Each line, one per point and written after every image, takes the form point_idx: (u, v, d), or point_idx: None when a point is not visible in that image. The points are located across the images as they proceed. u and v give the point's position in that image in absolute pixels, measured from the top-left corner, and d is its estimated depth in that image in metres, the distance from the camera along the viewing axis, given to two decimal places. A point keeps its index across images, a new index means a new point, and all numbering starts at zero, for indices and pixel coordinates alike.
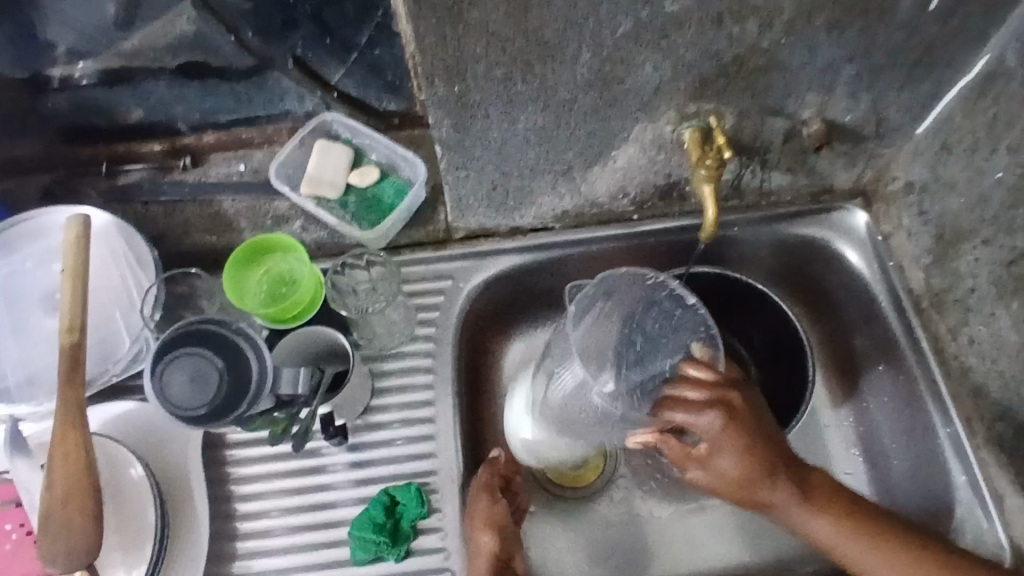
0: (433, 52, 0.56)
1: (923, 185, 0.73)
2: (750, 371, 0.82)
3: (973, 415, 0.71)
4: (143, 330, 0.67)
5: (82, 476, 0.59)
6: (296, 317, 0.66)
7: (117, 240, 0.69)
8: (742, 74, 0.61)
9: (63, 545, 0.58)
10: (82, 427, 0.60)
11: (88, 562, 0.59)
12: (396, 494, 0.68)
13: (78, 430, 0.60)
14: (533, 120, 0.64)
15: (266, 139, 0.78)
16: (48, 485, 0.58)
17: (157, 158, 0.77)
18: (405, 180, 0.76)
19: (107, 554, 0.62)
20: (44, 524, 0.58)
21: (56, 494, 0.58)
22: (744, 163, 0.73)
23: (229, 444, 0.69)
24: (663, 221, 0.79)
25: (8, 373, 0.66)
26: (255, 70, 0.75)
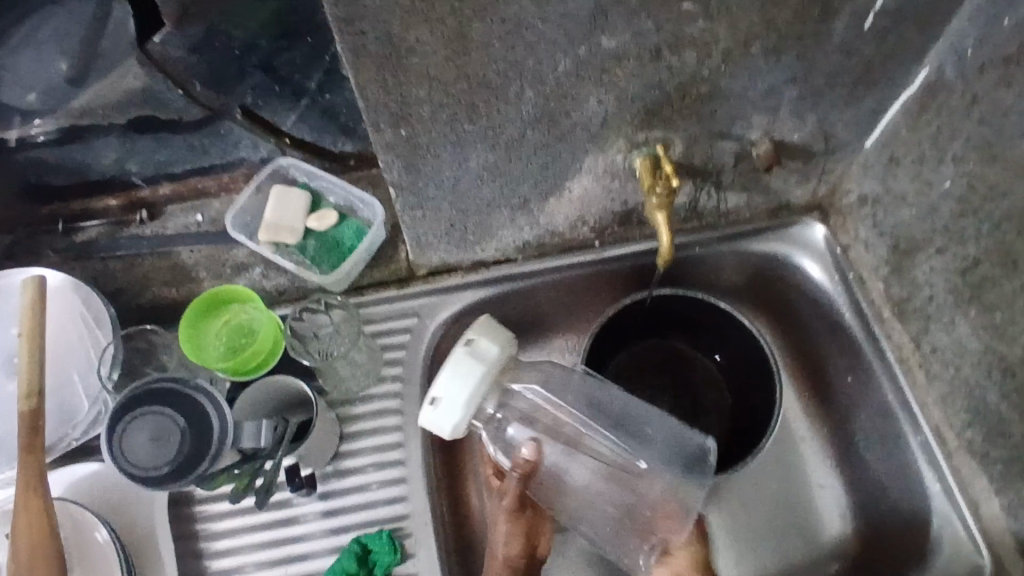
0: (377, 98, 0.56)
1: (875, 198, 0.74)
2: (719, 385, 0.84)
3: (942, 422, 0.72)
4: (101, 391, 0.66)
5: (47, 545, 0.58)
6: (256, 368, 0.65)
7: (76, 300, 0.68)
8: (687, 101, 0.62)
9: None
10: (45, 495, 0.59)
11: None
12: (368, 542, 0.67)
13: (41, 498, 0.59)
14: (485, 158, 0.64)
15: (222, 187, 0.77)
16: (14, 555, 0.58)
17: (114, 213, 0.76)
18: (364, 221, 0.76)
19: None
20: None
21: (21, 562, 0.58)
22: (699, 186, 0.74)
23: (197, 500, 0.68)
24: (626, 246, 0.79)
25: None
26: (208, 121, 0.76)
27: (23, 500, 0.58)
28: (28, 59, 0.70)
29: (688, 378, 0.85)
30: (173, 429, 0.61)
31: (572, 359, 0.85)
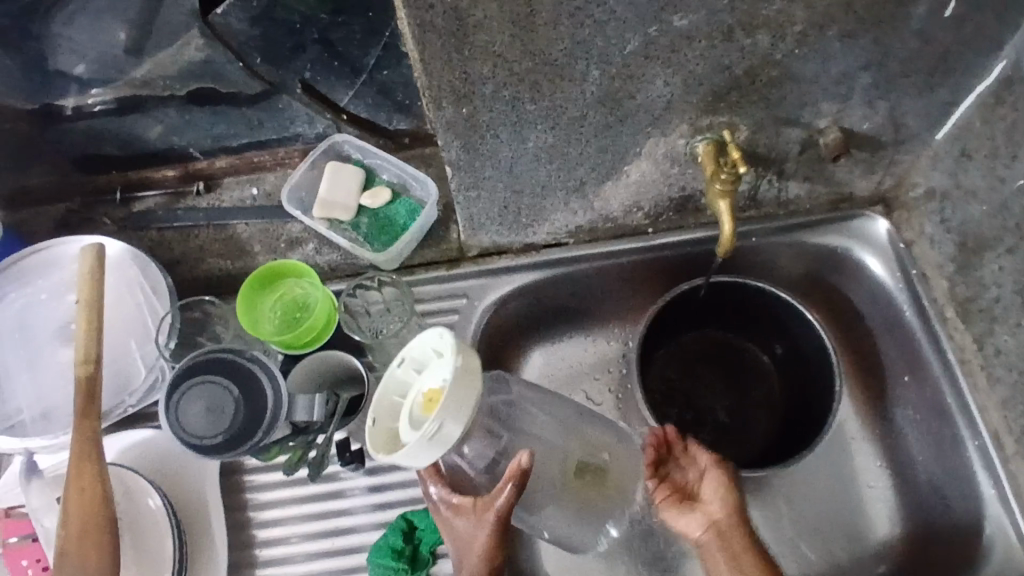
0: (439, 75, 0.55)
1: (943, 192, 0.71)
2: (768, 378, 0.83)
3: (1002, 428, 0.69)
4: (158, 359, 0.67)
5: (99, 511, 0.58)
6: (308, 343, 0.66)
7: (133, 270, 0.69)
8: (755, 86, 0.60)
9: None
10: (100, 462, 0.60)
11: None
12: (414, 519, 0.67)
13: (95, 464, 0.59)
14: (543, 139, 0.63)
15: (278, 162, 0.78)
16: (64, 522, 0.58)
17: (171, 184, 0.78)
18: (417, 200, 0.76)
19: None
20: (60, 560, 0.57)
21: (72, 530, 0.58)
22: (760, 174, 0.72)
23: (247, 471, 0.69)
24: (680, 233, 0.78)
25: (24, 408, 0.65)
26: (264, 96, 0.75)
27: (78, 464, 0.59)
28: (82, 32, 0.67)
29: (736, 371, 0.83)
30: (228, 400, 0.61)
31: (618, 347, 0.84)
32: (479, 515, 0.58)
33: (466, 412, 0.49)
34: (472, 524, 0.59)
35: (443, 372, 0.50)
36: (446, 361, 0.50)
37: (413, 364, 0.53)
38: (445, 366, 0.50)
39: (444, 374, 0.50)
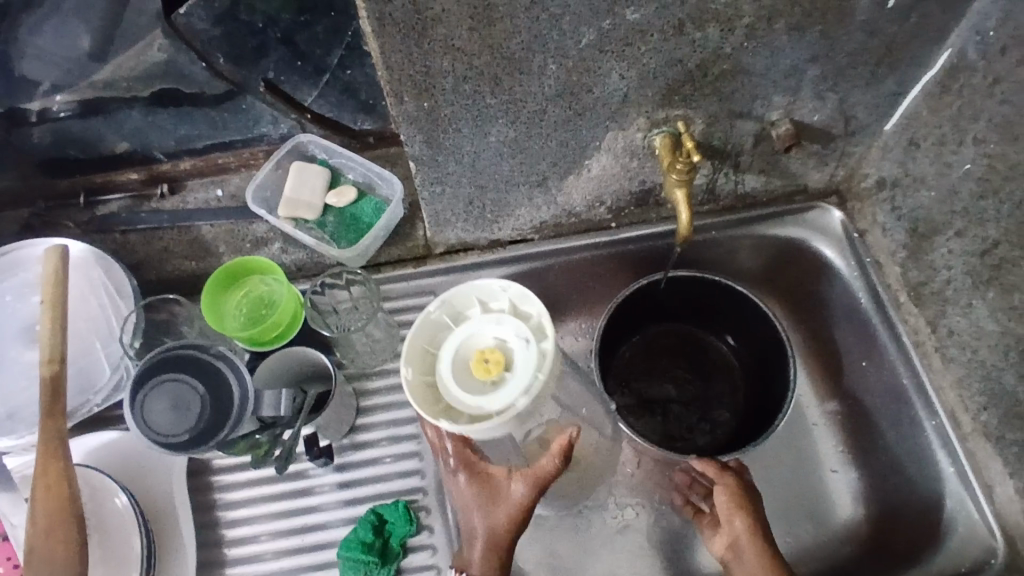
0: (400, 69, 0.56)
1: (894, 181, 0.74)
2: (732, 368, 0.84)
3: (958, 407, 0.71)
4: (122, 359, 0.67)
5: (64, 506, 0.59)
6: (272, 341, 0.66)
7: (98, 270, 0.69)
8: (708, 79, 0.62)
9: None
10: (63, 458, 0.60)
11: None
12: (384, 512, 0.67)
13: (59, 461, 0.60)
14: (504, 133, 0.64)
15: (243, 164, 0.78)
16: (31, 518, 0.59)
17: (135, 186, 0.77)
18: (383, 199, 0.76)
19: None
20: (29, 556, 0.58)
21: (39, 526, 0.58)
22: (717, 167, 0.74)
23: (214, 470, 0.69)
24: (645, 228, 0.79)
25: None
26: (227, 95, 0.75)
27: (42, 491, 0.59)
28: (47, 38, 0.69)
29: (701, 361, 0.85)
30: (192, 396, 0.62)
31: (585, 340, 0.86)
32: (515, 483, 0.62)
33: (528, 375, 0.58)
34: (506, 491, 0.62)
35: (503, 330, 0.60)
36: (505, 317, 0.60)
37: (452, 310, 0.62)
38: (509, 327, 0.59)
39: (501, 329, 0.60)
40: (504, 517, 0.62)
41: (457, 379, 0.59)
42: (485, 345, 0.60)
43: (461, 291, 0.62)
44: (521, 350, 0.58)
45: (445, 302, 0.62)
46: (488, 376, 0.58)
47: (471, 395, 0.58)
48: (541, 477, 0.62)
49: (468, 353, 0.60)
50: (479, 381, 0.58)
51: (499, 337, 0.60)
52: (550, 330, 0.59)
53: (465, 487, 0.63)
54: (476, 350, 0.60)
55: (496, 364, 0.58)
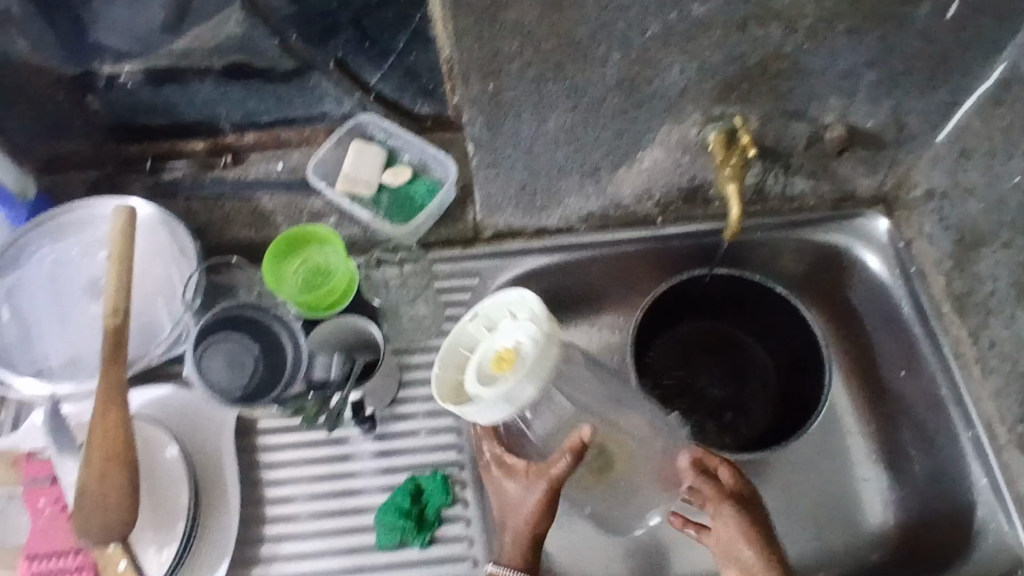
0: (470, 50, 0.58)
1: (943, 192, 0.74)
2: (768, 370, 0.85)
3: (994, 418, 0.72)
4: (183, 315, 0.69)
5: (120, 448, 0.60)
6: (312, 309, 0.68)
7: (163, 231, 0.72)
8: (765, 77, 0.64)
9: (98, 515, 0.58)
10: (123, 404, 0.62)
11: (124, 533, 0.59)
12: (421, 481, 0.69)
13: (119, 406, 0.61)
14: (563, 120, 0.66)
15: (304, 140, 0.80)
16: (87, 459, 0.60)
17: (200, 156, 0.80)
18: (436, 180, 0.79)
19: (140, 531, 0.63)
20: (81, 495, 0.59)
21: (94, 467, 0.59)
22: (767, 167, 0.75)
23: (260, 431, 0.71)
24: (689, 225, 0.81)
25: (53, 353, 0.67)
26: (296, 72, 0.79)
27: (102, 461, 0.59)
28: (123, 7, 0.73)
29: (737, 361, 0.86)
30: (249, 356, 0.66)
31: (621, 335, 0.86)
32: (533, 481, 0.61)
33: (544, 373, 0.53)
34: (524, 489, 0.62)
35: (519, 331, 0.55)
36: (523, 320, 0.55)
37: (484, 321, 0.58)
38: (521, 326, 0.55)
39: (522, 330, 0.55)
40: (529, 513, 0.62)
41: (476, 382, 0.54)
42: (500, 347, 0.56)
43: (494, 301, 0.58)
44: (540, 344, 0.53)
45: (477, 313, 0.58)
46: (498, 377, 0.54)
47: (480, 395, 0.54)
48: (556, 476, 0.59)
49: (486, 359, 0.56)
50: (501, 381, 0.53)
51: (517, 339, 0.55)
52: (552, 316, 0.54)
53: (498, 481, 0.64)
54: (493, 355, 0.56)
55: (514, 361, 0.53)
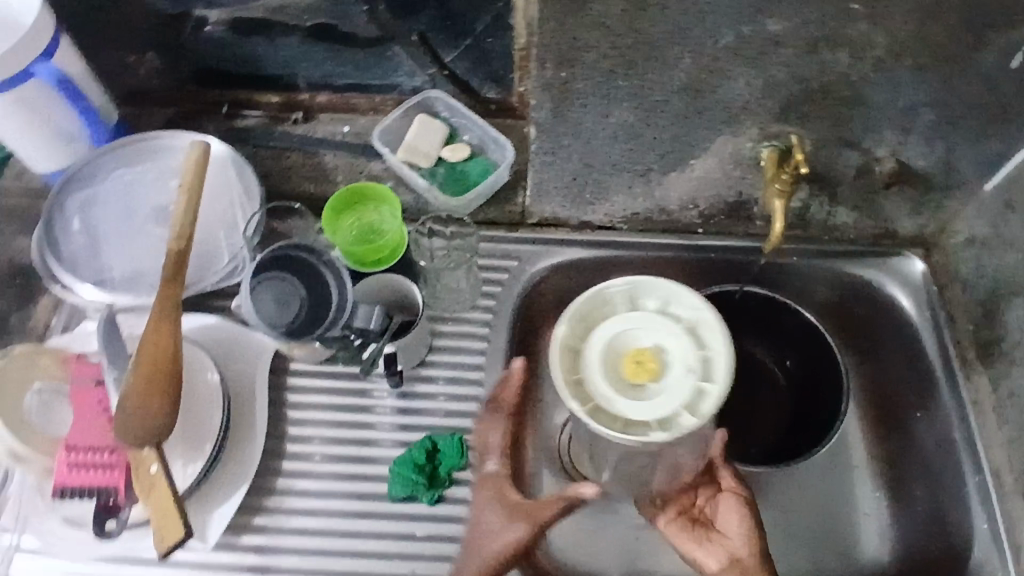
0: (550, 36, 0.62)
1: (982, 241, 0.76)
2: (783, 395, 0.86)
3: (1003, 466, 0.73)
4: (242, 249, 0.74)
5: (166, 363, 0.63)
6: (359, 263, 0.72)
7: (233, 172, 0.76)
8: (826, 102, 0.66)
9: (137, 423, 0.61)
10: (175, 324, 0.65)
11: (157, 443, 0.62)
12: (438, 441, 0.72)
13: (171, 325, 0.64)
14: (625, 116, 0.69)
15: (372, 108, 0.85)
16: (133, 368, 0.62)
17: (272, 109, 0.85)
18: (492, 162, 0.82)
19: (171, 444, 0.67)
20: (123, 401, 0.61)
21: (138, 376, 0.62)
22: (814, 193, 0.77)
23: (292, 371, 0.75)
24: (726, 239, 0.83)
25: (115, 267, 0.72)
26: (378, 41, 0.81)
27: (147, 368, 0.62)
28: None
29: (754, 381, 0.87)
30: (295, 295, 0.69)
31: None
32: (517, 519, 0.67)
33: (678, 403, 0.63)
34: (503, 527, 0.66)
35: (663, 339, 0.66)
36: (679, 331, 0.66)
37: (631, 298, 0.68)
38: (669, 337, 0.66)
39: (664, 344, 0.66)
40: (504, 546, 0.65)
41: (614, 376, 0.65)
42: (639, 348, 0.66)
43: (651, 282, 0.67)
44: (685, 370, 0.64)
45: (630, 285, 0.68)
46: (635, 378, 0.65)
47: (610, 389, 0.64)
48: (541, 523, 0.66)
49: (626, 349, 0.66)
50: (640, 386, 0.64)
51: (659, 344, 0.66)
52: (722, 373, 0.64)
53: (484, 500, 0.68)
54: (633, 348, 0.66)
55: (654, 371, 0.64)
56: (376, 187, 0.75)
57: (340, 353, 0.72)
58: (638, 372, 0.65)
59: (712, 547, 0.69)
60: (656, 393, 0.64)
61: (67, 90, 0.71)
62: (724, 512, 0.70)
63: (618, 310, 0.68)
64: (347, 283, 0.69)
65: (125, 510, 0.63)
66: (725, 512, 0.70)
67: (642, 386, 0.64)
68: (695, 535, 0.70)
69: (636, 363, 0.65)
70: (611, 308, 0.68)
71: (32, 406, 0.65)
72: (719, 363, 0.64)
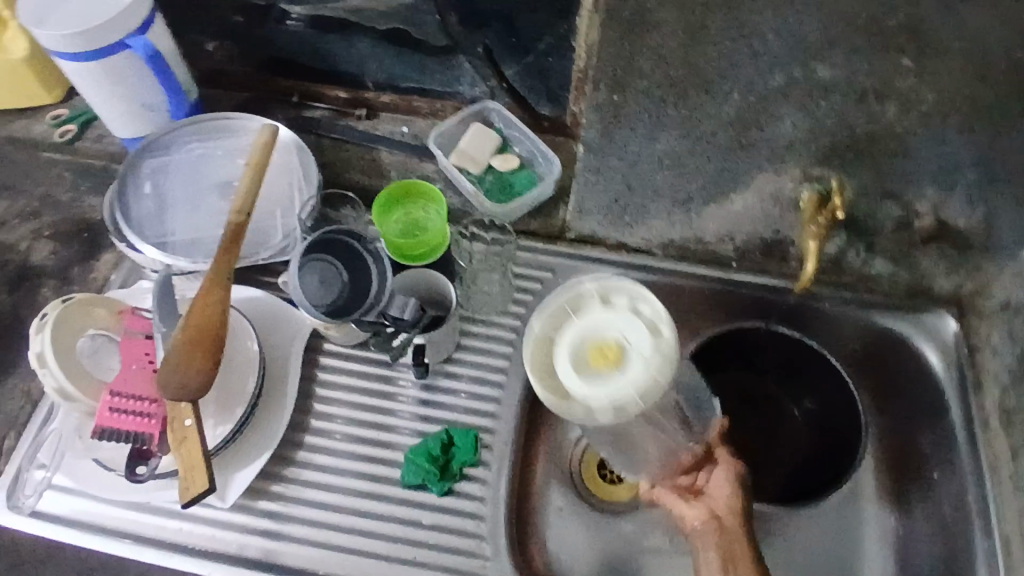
0: (613, 61, 0.69)
1: (1017, 306, 0.76)
2: (800, 437, 0.87)
3: (1014, 536, 0.72)
4: (295, 229, 0.78)
5: (212, 326, 0.66)
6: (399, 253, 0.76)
7: (297, 161, 0.81)
8: (871, 150, 0.69)
9: (177, 379, 0.64)
10: (225, 291, 0.68)
11: (195, 400, 0.65)
12: (455, 435, 0.75)
13: (221, 291, 0.68)
14: (673, 144, 0.73)
15: (432, 111, 0.89)
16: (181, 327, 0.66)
17: (338, 103, 0.90)
18: (538, 175, 0.85)
19: (206, 404, 0.71)
20: (168, 357, 0.65)
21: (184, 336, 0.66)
22: (850, 238, 0.81)
23: (325, 352, 0.79)
24: (763, 277, 0.78)
25: (178, 231, 0.76)
26: (446, 51, 0.87)
27: (194, 328, 0.65)
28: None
29: (773, 420, 0.87)
30: (336, 277, 0.72)
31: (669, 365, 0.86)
32: None
33: (648, 393, 0.53)
34: None
35: (628, 328, 0.56)
36: (640, 323, 0.56)
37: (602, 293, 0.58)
38: (634, 328, 0.56)
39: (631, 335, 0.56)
40: None
41: (571, 374, 0.55)
42: (606, 338, 0.56)
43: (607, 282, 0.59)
44: (650, 355, 0.54)
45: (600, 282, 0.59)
46: (595, 371, 0.54)
47: (572, 380, 0.55)
48: None
49: (580, 343, 0.56)
50: (600, 377, 0.54)
51: (624, 335, 0.56)
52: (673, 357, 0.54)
53: None
54: (594, 341, 0.56)
55: (617, 361, 0.54)
56: (432, 188, 0.79)
57: (374, 336, 0.74)
58: (603, 358, 0.55)
59: (695, 505, 0.68)
60: (620, 381, 0.54)
61: (157, 66, 0.77)
62: (711, 478, 0.69)
63: (592, 305, 0.58)
64: (387, 273, 0.72)
65: (156, 458, 0.67)
66: (713, 476, 0.69)
67: (605, 377, 0.54)
68: (683, 497, 0.69)
69: (600, 352, 0.55)
70: (572, 312, 0.58)
71: (86, 347, 0.69)
72: (676, 352, 0.54)
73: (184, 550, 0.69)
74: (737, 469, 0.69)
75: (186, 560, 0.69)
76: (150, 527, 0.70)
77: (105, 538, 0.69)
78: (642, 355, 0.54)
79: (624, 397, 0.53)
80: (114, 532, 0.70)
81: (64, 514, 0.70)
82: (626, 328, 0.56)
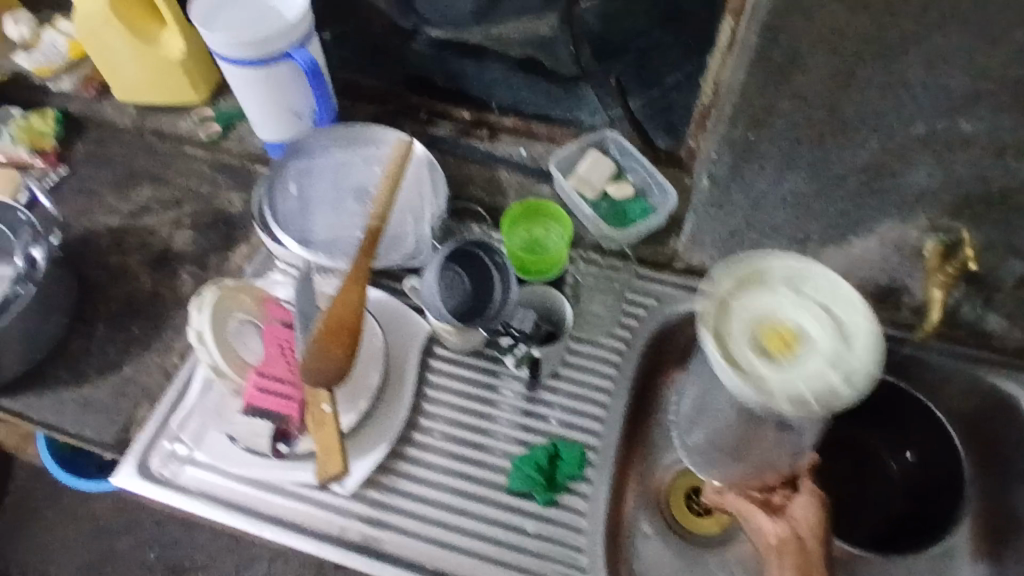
0: (748, 98, 0.67)
1: None
2: (895, 490, 0.85)
3: None
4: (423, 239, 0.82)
5: (351, 319, 0.71)
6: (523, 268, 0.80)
7: (429, 169, 0.85)
8: (1003, 207, 0.69)
9: (316, 364, 0.69)
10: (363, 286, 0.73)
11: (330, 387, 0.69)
12: (559, 448, 0.77)
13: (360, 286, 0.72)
14: (799, 185, 0.74)
15: (550, 136, 0.94)
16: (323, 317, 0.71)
17: (464, 123, 0.96)
18: (652, 204, 0.89)
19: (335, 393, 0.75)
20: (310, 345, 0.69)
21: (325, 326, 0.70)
22: (969, 294, 0.80)
23: (436, 356, 0.83)
24: (867, 322, 0.85)
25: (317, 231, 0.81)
26: (574, 80, 0.90)
27: (335, 321, 0.70)
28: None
29: (867, 468, 0.87)
30: (460, 286, 0.76)
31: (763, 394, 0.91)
32: None
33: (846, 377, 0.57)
34: None
35: (798, 314, 0.61)
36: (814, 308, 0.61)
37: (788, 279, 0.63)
38: (816, 320, 0.61)
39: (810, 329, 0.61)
40: None
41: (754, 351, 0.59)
42: (781, 322, 0.61)
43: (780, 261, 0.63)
44: (840, 345, 0.59)
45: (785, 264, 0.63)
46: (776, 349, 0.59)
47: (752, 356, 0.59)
48: None
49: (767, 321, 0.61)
50: (779, 361, 0.59)
51: (800, 321, 0.61)
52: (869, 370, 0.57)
53: None
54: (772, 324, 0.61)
55: (793, 344, 0.60)
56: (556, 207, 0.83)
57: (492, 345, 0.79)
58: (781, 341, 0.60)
59: (777, 522, 0.68)
60: (800, 363, 0.59)
61: (314, 76, 0.82)
62: (791, 500, 0.69)
63: (776, 287, 0.63)
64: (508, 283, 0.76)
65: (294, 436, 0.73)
66: (794, 498, 0.69)
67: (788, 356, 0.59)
68: (761, 509, 0.69)
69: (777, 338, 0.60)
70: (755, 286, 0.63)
71: (233, 329, 0.72)
72: (871, 373, 0.57)
73: (299, 530, 0.73)
74: (820, 499, 0.68)
75: (298, 539, 0.72)
76: (270, 506, 0.74)
77: (228, 510, 0.73)
78: (828, 362, 0.58)
79: (808, 382, 0.57)
80: (235, 506, 0.73)
81: (192, 484, 0.74)
82: (810, 311, 0.61)
